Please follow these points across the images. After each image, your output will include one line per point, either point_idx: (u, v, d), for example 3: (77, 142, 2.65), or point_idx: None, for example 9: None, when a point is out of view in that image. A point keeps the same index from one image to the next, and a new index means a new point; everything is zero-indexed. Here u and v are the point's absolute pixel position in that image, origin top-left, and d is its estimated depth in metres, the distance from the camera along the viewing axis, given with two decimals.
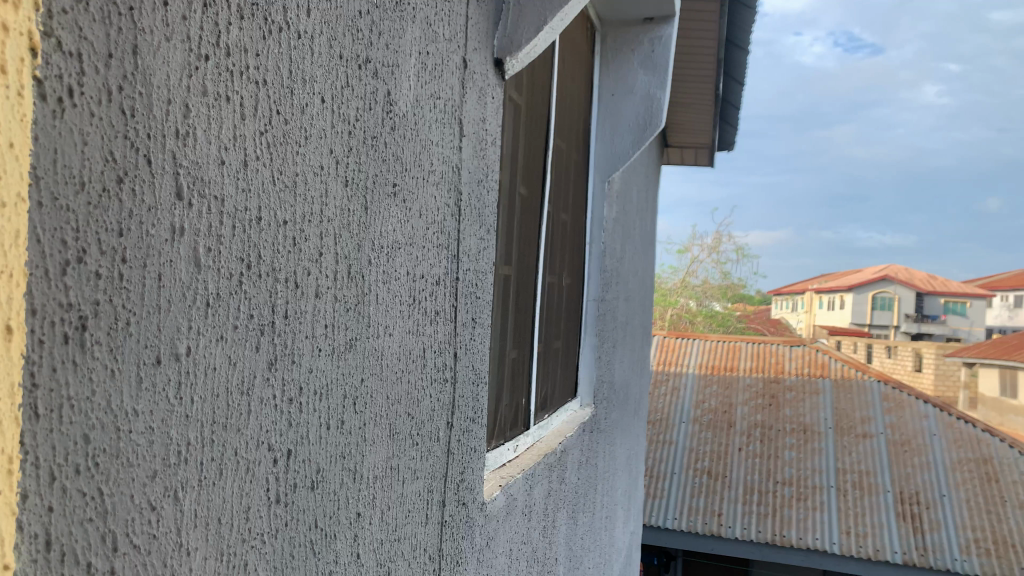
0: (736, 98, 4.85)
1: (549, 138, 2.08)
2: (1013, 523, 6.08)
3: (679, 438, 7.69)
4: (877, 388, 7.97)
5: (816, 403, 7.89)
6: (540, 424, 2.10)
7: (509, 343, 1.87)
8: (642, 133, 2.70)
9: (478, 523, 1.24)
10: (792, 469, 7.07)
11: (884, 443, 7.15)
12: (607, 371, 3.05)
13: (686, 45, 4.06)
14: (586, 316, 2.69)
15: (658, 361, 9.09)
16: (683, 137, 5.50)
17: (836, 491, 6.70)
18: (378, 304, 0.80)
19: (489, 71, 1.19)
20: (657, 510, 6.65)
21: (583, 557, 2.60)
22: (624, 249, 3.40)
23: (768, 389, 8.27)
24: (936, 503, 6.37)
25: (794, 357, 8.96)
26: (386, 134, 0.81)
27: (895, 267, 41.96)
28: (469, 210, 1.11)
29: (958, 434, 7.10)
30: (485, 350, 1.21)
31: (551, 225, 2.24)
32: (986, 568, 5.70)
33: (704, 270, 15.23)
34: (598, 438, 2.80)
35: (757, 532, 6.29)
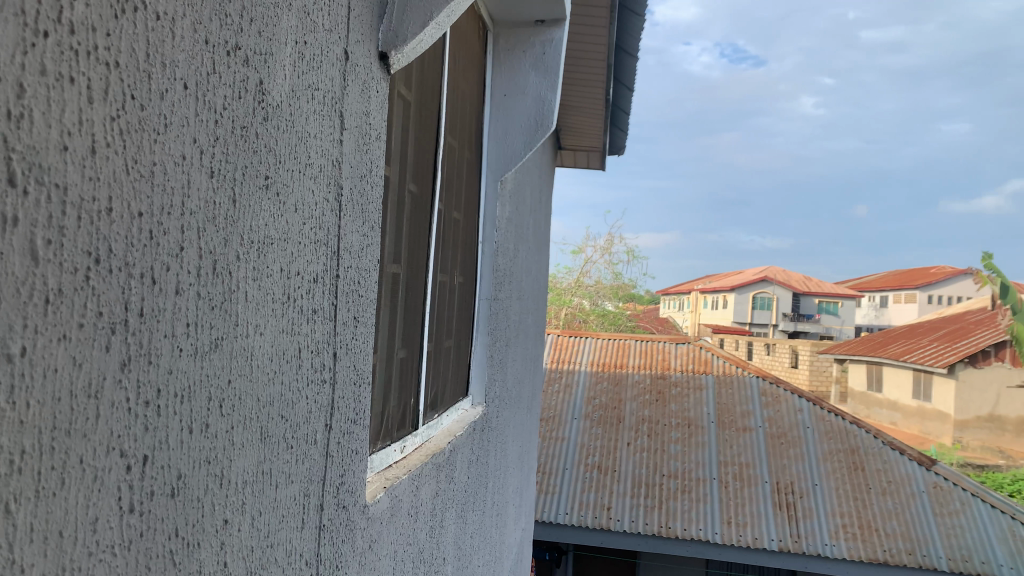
0: (626, 103, 4.97)
1: (439, 136, 2.06)
2: (876, 509, 6.51)
3: (571, 434, 7.81)
4: (756, 383, 8.39)
5: (700, 398, 8.22)
6: (429, 424, 2.08)
7: (398, 343, 1.84)
8: (534, 135, 2.73)
9: (361, 526, 1.22)
10: (678, 462, 7.30)
11: (762, 437, 7.51)
12: (499, 369, 3.06)
13: (578, 50, 4.13)
14: (478, 315, 2.69)
15: (552, 359, 9.22)
16: (576, 140, 5.60)
17: (718, 482, 6.96)
18: (248, 301, 0.77)
19: (372, 64, 1.16)
20: (549, 506, 6.72)
21: (473, 557, 2.60)
22: (517, 248, 3.42)
23: (655, 385, 8.55)
24: (809, 492, 6.74)
25: (680, 354, 9.32)
26: (256, 125, 0.78)
27: (774, 269, 44.19)
28: (351, 206, 1.09)
29: (828, 427, 7.56)
30: (369, 350, 1.19)
31: (443, 223, 2.23)
32: (853, 552, 6.07)
33: (597, 270, 15.49)
34: (488, 437, 2.80)
35: (644, 524, 6.45)
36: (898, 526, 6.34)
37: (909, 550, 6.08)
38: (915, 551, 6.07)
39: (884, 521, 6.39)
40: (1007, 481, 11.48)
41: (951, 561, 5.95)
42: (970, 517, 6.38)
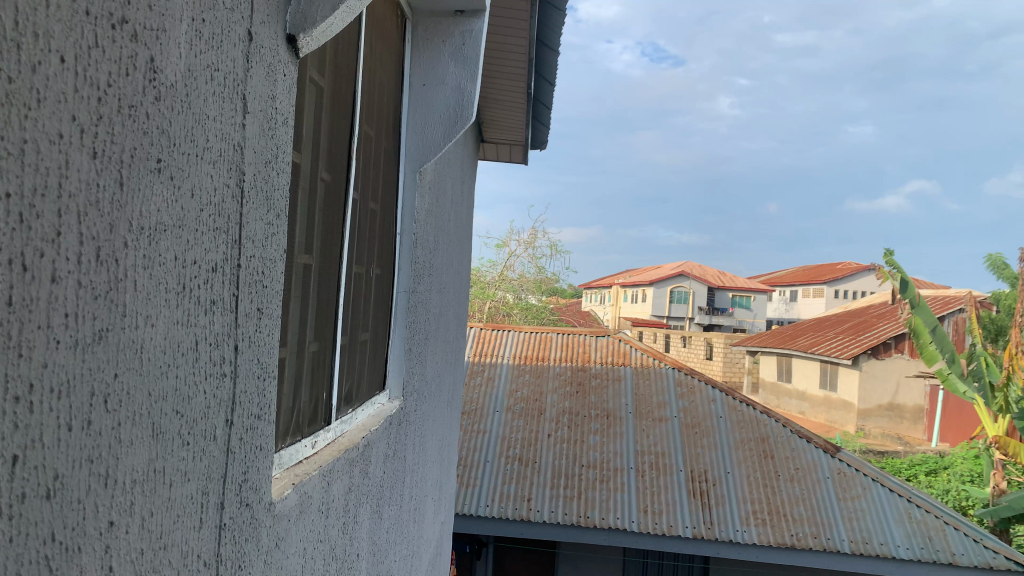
0: (547, 96, 5.01)
1: (354, 125, 2.01)
2: (783, 495, 6.77)
3: (492, 426, 7.81)
4: (672, 374, 8.60)
5: (619, 389, 8.37)
6: (343, 418, 2.04)
7: (310, 336, 1.80)
8: (453, 126, 2.71)
9: (266, 524, 1.18)
10: (597, 452, 7.39)
11: (677, 426, 7.69)
12: (417, 363, 3.03)
13: (500, 43, 4.12)
14: (396, 308, 2.65)
15: (474, 352, 9.18)
16: (498, 134, 5.60)
17: (635, 472, 7.09)
18: (137, 291, 0.73)
19: (278, 46, 1.12)
20: (469, 499, 6.70)
21: (390, 552, 2.57)
22: (437, 241, 3.39)
23: (575, 377, 8.65)
24: (721, 480, 6.94)
25: (600, 347, 9.44)
26: (147, 105, 0.73)
27: (690, 265, 45.37)
28: (254, 193, 1.04)
29: (739, 416, 7.84)
30: (274, 343, 1.16)
31: (359, 213, 2.19)
32: (762, 537, 6.28)
33: (521, 263, 15.46)
34: (406, 430, 2.77)
35: (563, 515, 6.50)
36: (804, 511, 6.61)
37: (815, 534, 6.34)
38: (820, 534, 6.34)
39: (792, 507, 6.65)
40: (904, 466, 12.13)
41: (852, 543, 6.25)
42: (870, 501, 6.72)
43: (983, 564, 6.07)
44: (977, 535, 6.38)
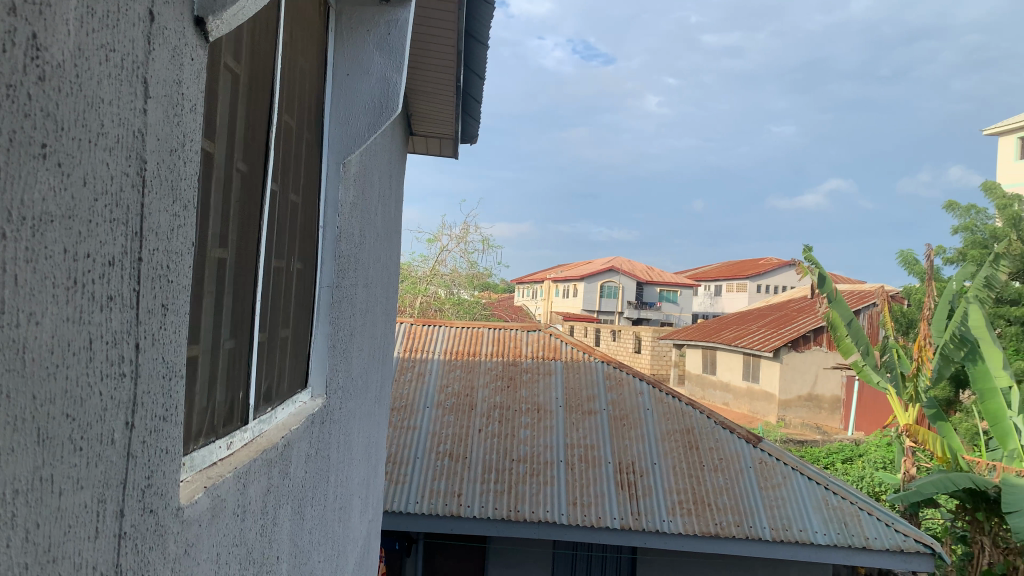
0: (477, 91, 4.98)
1: (272, 113, 1.95)
2: (708, 484, 6.93)
3: (423, 422, 7.73)
4: (601, 367, 8.70)
5: (549, 383, 8.40)
6: (261, 418, 1.97)
7: (226, 333, 1.73)
8: (378, 117, 2.66)
9: (173, 531, 1.12)
10: (527, 446, 7.40)
11: (606, 419, 7.78)
12: (342, 360, 2.97)
13: (427, 34, 4.07)
14: (319, 303, 2.58)
15: (405, 348, 9.09)
16: (427, 126, 5.55)
17: (564, 465, 7.13)
18: (19, 288, 0.67)
19: (185, 28, 1.06)
20: (398, 496, 6.62)
21: (313, 554, 2.50)
22: (363, 235, 3.32)
23: (506, 371, 8.65)
24: (648, 471, 7.06)
25: (531, 341, 9.47)
26: (29, 87, 0.68)
27: (620, 260, 46.05)
28: (158, 183, 0.99)
29: (666, 408, 7.98)
30: (182, 341, 1.10)
31: (278, 205, 2.12)
32: (688, 526, 6.41)
33: (454, 258, 15.39)
34: (330, 429, 2.71)
35: (493, 509, 6.49)
36: (727, 499, 6.78)
37: (737, 522, 6.52)
38: (743, 522, 6.51)
39: (716, 496, 6.81)
40: (821, 454, 12.58)
41: (773, 530, 6.44)
42: (789, 489, 6.94)
43: (894, 547, 6.35)
44: (889, 519, 6.68)
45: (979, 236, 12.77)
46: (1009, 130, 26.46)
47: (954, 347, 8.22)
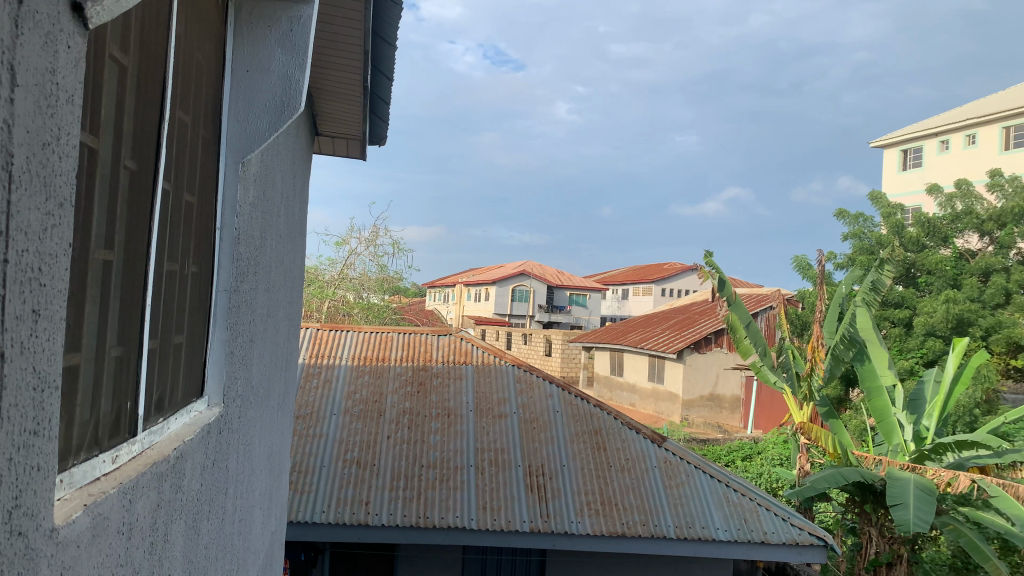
0: (385, 91, 4.91)
1: (165, 106, 1.85)
2: (615, 485, 7.04)
3: (329, 430, 7.53)
4: (512, 371, 8.70)
5: (459, 387, 8.34)
6: (152, 429, 1.87)
7: (112, 339, 1.63)
8: (279, 114, 2.58)
9: (46, 553, 1.04)
10: (437, 452, 7.32)
11: (516, 422, 7.80)
12: (242, 367, 2.86)
13: (331, 33, 3.98)
14: (215, 308, 2.48)
15: (310, 354, 8.84)
16: (333, 126, 5.43)
17: (474, 469, 7.10)
18: None
19: (61, 13, 0.99)
20: (304, 505, 6.43)
21: (209, 570, 2.39)
22: (264, 236, 3.21)
23: (416, 376, 8.52)
24: (558, 473, 7.11)
25: (441, 345, 9.38)
26: None
27: (531, 264, 46.52)
28: (26, 178, 0.91)
29: (575, 410, 8.07)
30: (56, 349, 1.03)
31: (170, 205, 2.01)
32: (596, 527, 6.49)
33: (362, 262, 15.10)
34: (228, 439, 2.60)
35: (402, 516, 6.39)
36: (634, 499, 6.91)
37: (643, 521, 6.65)
38: (648, 521, 6.65)
39: (623, 496, 6.93)
40: (722, 452, 12.99)
41: (677, 528, 6.60)
42: (693, 487, 7.14)
43: (790, 540, 6.63)
44: (786, 515, 6.96)
45: (866, 242, 13.51)
46: (893, 142, 28.10)
47: (844, 347, 8.60)
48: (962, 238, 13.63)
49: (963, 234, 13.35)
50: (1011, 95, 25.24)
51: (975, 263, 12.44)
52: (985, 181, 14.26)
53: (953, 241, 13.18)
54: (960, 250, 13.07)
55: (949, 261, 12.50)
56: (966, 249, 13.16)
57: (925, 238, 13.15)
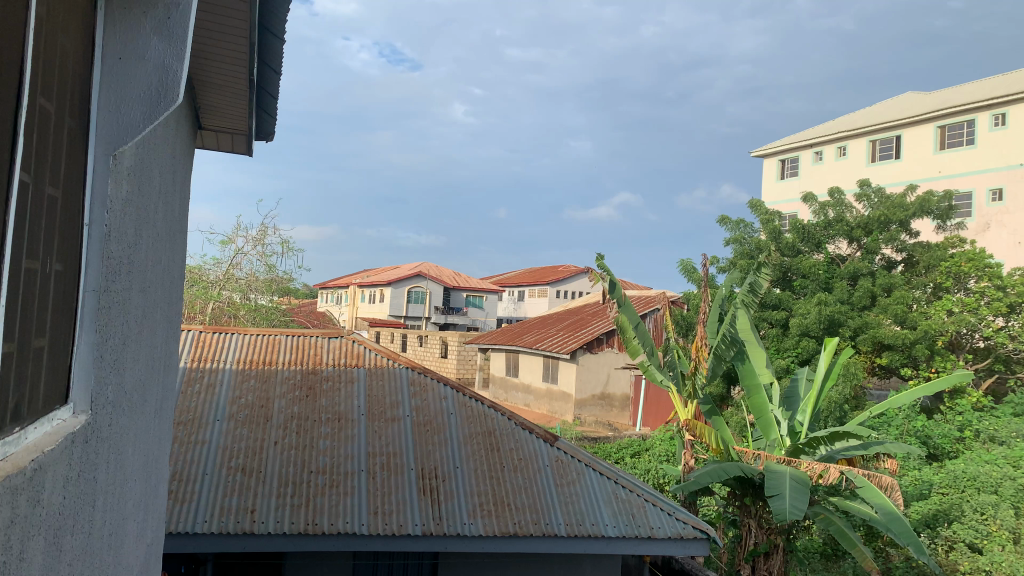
0: (273, 86, 4.77)
1: (23, 92, 1.72)
2: (508, 485, 7.09)
3: (212, 436, 7.22)
4: (405, 373, 8.59)
5: (350, 391, 8.16)
6: (6, 440, 1.73)
7: None
8: (155, 107, 2.46)
9: None
10: (326, 456, 7.13)
11: (408, 425, 7.70)
12: (112, 371, 2.70)
13: (214, 24, 3.83)
14: (83, 309, 2.32)
15: (192, 357, 8.43)
16: (217, 120, 5.23)
17: (366, 474, 6.96)
18: None
19: None
20: (184, 516, 6.13)
21: None
22: (138, 234, 3.05)
23: (305, 380, 8.27)
24: (450, 476, 7.08)
25: (331, 348, 9.16)
26: None
27: (427, 266, 46.27)
28: None
29: (468, 412, 8.06)
30: None
31: (29, 199, 1.88)
32: (488, 528, 6.51)
33: (250, 262, 14.56)
34: (96, 448, 2.45)
35: (289, 524, 6.20)
36: (526, 499, 6.97)
37: (535, 520, 6.72)
38: (540, 520, 6.73)
39: (516, 496, 6.99)
40: (612, 450, 13.27)
41: (568, 526, 6.71)
42: (583, 485, 7.28)
43: (674, 534, 6.87)
44: (671, 509, 7.21)
45: (747, 247, 14.18)
46: (772, 152, 29.55)
47: (725, 347, 8.99)
48: (834, 244, 14.49)
49: (835, 240, 14.17)
50: (878, 111, 27.01)
51: (845, 267, 13.23)
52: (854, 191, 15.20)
53: (825, 247, 13.99)
54: (831, 255, 13.90)
55: (821, 265, 13.27)
56: (837, 254, 14.00)
57: (800, 244, 13.91)
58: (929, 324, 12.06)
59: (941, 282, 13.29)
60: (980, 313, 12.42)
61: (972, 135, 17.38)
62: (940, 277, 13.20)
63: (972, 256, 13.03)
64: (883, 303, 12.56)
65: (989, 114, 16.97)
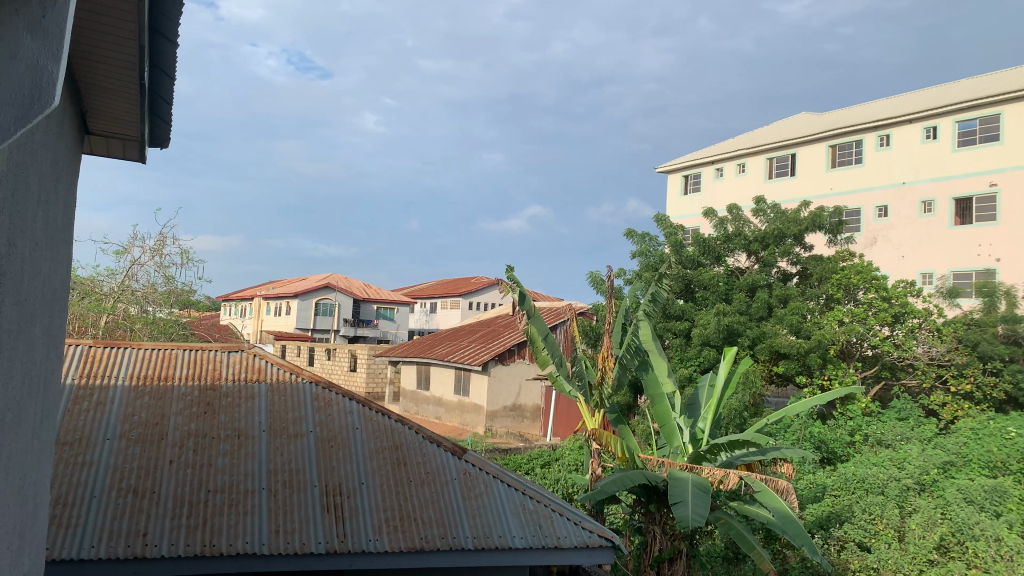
0: (166, 91, 4.60)
1: None
2: (415, 500, 7.00)
3: (102, 457, 6.82)
4: (309, 389, 8.35)
5: (251, 407, 7.87)
6: None
7: None
8: (27, 111, 2.32)
9: None
10: (225, 475, 6.85)
11: (312, 441, 7.50)
12: None
13: (101, 25, 3.67)
14: None
15: (80, 374, 7.95)
16: (106, 125, 5.00)
17: (267, 492, 6.73)
18: None
19: None
20: (69, 542, 5.78)
21: None
22: (13, 243, 2.86)
23: (203, 396, 7.92)
24: (355, 492, 6.94)
25: (232, 363, 8.81)
26: None
27: (337, 277, 45.46)
28: None
29: (375, 426, 7.92)
30: None
31: None
32: (394, 544, 6.41)
33: (147, 272, 13.90)
34: None
35: (185, 546, 5.94)
36: (433, 513, 6.89)
37: (442, 534, 6.68)
38: (447, 534, 6.68)
39: (422, 511, 6.90)
40: (522, 461, 13.27)
41: (475, 539, 6.69)
42: (490, 497, 7.27)
43: (580, 543, 6.95)
44: (577, 518, 7.28)
45: (651, 260, 14.58)
46: (676, 166, 30.55)
47: (630, 357, 9.22)
48: (733, 256, 15.06)
49: (734, 253, 14.71)
50: (772, 131, 28.34)
51: (744, 280, 13.76)
52: (752, 207, 15.83)
53: (725, 260, 14.54)
54: (731, 268, 14.46)
55: (721, 277, 13.75)
56: (736, 267, 14.57)
57: (701, 257, 14.42)
58: (822, 334, 12.55)
59: (833, 294, 13.92)
60: (868, 323, 13.11)
61: (860, 154, 18.44)
62: (832, 289, 13.87)
63: (860, 268, 13.73)
64: (779, 314, 13.05)
65: (874, 135, 18.28)
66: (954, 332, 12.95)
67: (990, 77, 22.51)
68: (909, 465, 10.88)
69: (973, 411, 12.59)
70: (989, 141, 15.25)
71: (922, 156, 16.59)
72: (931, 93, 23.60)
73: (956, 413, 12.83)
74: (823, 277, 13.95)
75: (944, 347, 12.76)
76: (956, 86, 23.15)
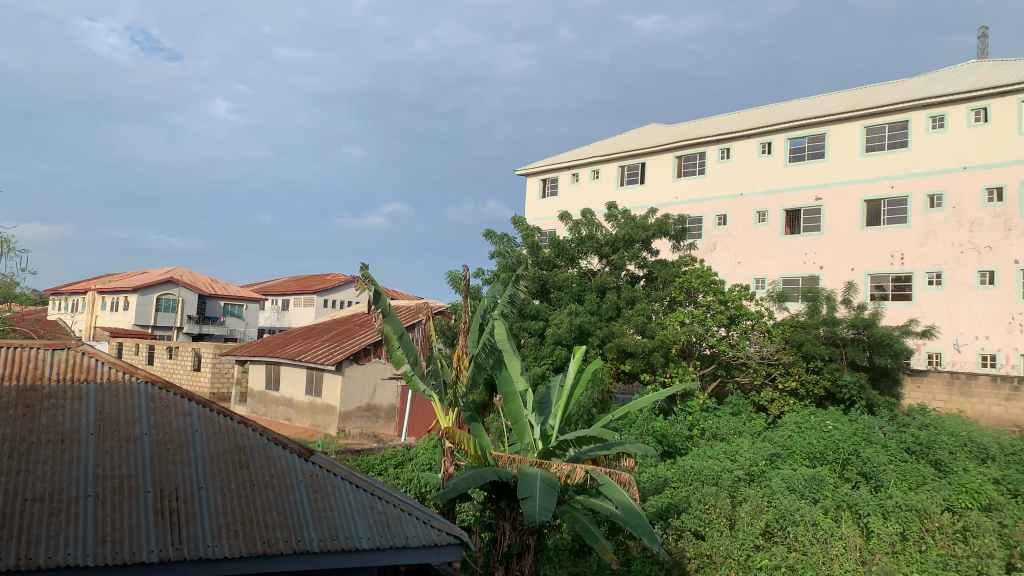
0: None
1: None
2: (258, 503, 6.75)
3: None
4: (144, 390, 7.83)
5: (78, 408, 7.26)
6: None
7: None
8: None
9: None
10: (45, 483, 6.30)
11: (146, 444, 7.04)
12: None
13: None
14: None
15: None
16: None
17: (94, 500, 6.27)
18: None
19: None
20: None
21: None
22: None
23: (21, 398, 7.23)
24: (193, 496, 6.59)
25: (56, 362, 8.06)
26: None
27: (180, 271, 42.97)
28: None
29: (215, 429, 7.54)
30: None
31: None
32: (234, 550, 6.16)
33: None
34: None
35: None
36: (277, 517, 6.67)
37: (286, 537, 6.48)
38: (291, 537, 6.49)
39: (265, 514, 6.66)
40: (375, 462, 13.07)
41: (321, 542, 6.54)
42: (338, 499, 7.13)
43: (428, 542, 6.96)
44: (426, 517, 7.28)
45: (509, 260, 14.84)
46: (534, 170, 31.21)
47: (485, 356, 9.29)
48: (585, 259, 15.58)
49: (586, 256, 15.22)
50: (624, 139, 29.55)
51: (594, 281, 14.29)
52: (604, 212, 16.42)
53: (577, 262, 15.04)
54: (582, 270, 14.98)
55: (573, 278, 14.22)
56: (587, 269, 15.09)
57: (555, 259, 14.92)
58: (664, 334, 13.16)
59: (675, 296, 14.64)
60: (706, 324, 13.89)
61: (704, 165, 19.55)
62: (674, 291, 14.61)
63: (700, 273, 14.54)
64: (626, 314, 13.62)
65: (715, 149, 19.45)
66: (782, 333, 13.95)
67: (816, 99, 24.56)
68: (740, 457, 11.68)
69: (796, 406, 13.66)
70: (813, 159, 16.70)
71: (757, 169, 17.87)
72: (766, 111, 25.43)
73: (782, 408, 13.84)
74: (666, 280, 14.71)
75: (773, 347, 13.70)
76: (788, 106, 25.07)
